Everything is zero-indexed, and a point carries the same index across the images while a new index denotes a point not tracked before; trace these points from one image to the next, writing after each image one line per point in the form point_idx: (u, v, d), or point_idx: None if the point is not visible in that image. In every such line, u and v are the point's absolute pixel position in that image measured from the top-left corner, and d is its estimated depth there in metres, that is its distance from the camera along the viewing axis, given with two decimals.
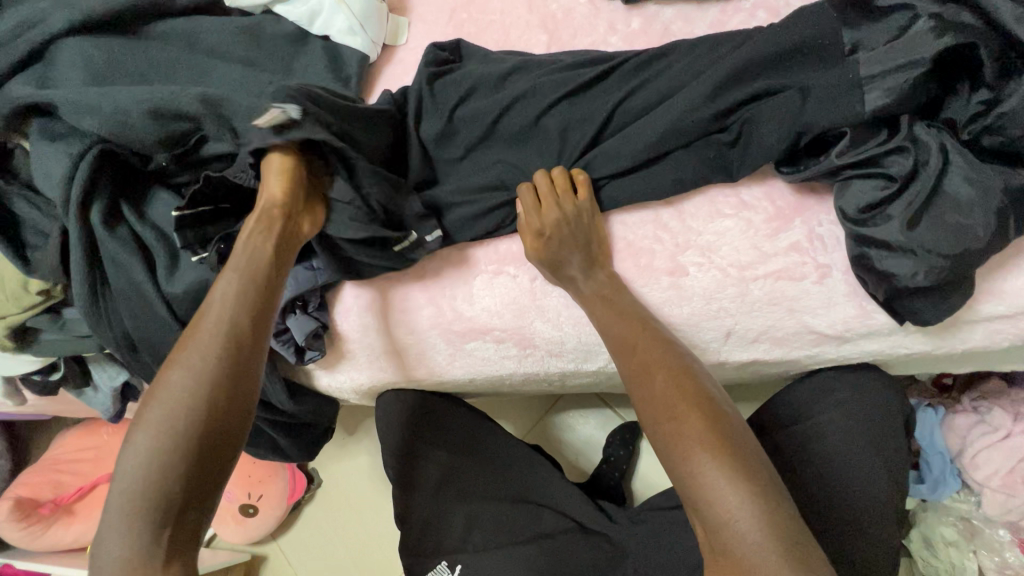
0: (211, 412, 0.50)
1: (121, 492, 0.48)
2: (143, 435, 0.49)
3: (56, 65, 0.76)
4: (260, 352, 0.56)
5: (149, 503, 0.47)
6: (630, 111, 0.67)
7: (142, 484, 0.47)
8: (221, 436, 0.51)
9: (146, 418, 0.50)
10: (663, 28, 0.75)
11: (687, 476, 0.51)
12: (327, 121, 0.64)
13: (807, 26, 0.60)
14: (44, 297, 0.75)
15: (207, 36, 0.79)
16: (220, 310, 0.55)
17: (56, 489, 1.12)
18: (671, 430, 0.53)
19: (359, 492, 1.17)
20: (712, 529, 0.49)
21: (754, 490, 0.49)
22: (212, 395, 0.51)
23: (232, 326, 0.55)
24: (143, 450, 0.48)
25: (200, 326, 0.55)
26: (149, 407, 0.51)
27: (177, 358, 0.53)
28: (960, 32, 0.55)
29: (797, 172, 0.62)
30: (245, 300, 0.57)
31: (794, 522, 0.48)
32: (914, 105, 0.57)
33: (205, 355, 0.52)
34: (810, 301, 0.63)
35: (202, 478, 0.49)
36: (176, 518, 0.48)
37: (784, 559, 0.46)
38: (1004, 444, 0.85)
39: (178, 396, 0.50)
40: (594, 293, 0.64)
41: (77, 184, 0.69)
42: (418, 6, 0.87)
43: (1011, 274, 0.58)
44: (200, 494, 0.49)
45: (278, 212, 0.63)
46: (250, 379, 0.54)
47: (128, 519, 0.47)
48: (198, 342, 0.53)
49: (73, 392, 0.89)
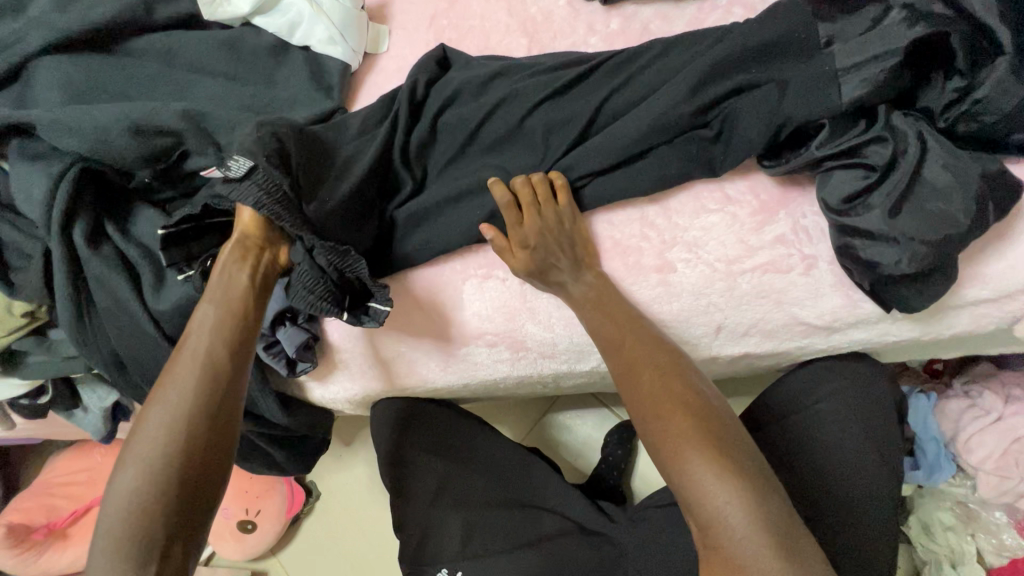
0: (194, 444, 0.53)
1: (108, 526, 0.50)
2: (129, 473, 0.52)
3: (34, 85, 0.76)
4: (243, 379, 0.59)
5: (136, 537, 0.49)
6: (612, 110, 0.67)
7: (126, 520, 0.50)
8: (204, 467, 0.53)
9: (130, 453, 0.53)
10: (641, 27, 0.76)
11: (677, 474, 0.52)
12: (283, 180, 0.62)
13: (784, 21, 0.60)
14: (28, 319, 0.75)
15: (186, 50, 0.78)
16: (197, 342, 0.58)
17: (49, 514, 1.10)
18: (659, 429, 0.54)
19: (357, 502, 1.16)
20: (703, 526, 0.50)
21: (742, 485, 0.49)
22: (194, 426, 0.54)
23: (208, 357, 0.57)
24: (128, 485, 0.51)
25: (178, 360, 0.57)
26: (132, 444, 0.53)
27: (157, 394, 0.55)
28: (931, 22, 0.56)
29: (779, 164, 0.62)
30: (223, 329, 0.59)
31: (781, 516, 0.48)
32: (890, 95, 0.58)
33: (183, 389, 0.55)
34: (797, 293, 0.63)
35: (187, 510, 0.52)
36: (162, 551, 0.50)
37: (772, 550, 0.47)
38: (996, 426, 0.86)
39: (159, 431, 0.53)
40: (583, 294, 0.64)
41: (59, 204, 0.69)
42: (398, 14, 0.87)
43: (994, 258, 0.59)
44: (187, 526, 0.52)
45: (251, 244, 0.64)
46: (231, 408, 0.57)
47: (117, 555, 0.49)
48: (177, 376, 0.56)
49: (62, 414, 0.88)
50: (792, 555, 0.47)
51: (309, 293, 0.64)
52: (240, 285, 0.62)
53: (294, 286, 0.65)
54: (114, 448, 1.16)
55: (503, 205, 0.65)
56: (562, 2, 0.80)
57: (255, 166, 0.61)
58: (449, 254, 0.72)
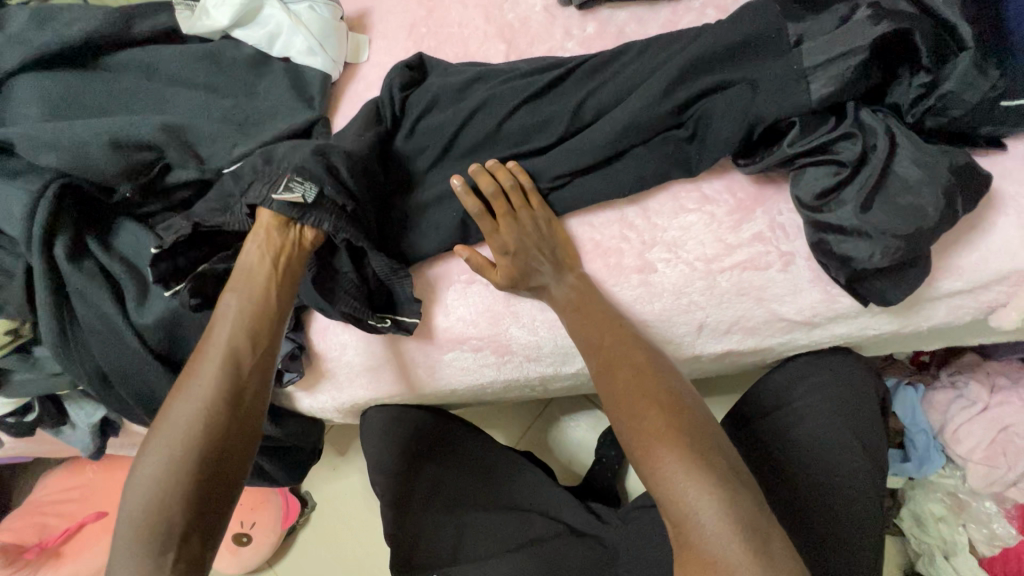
0: (214, 436, 0.54)
1: (127, 516, 0.51)
2: (151, 461, 0.52)
3: (11, 102, 0.76)
4: (263, 374, 0.59)
5: (153, 525, 0.50)
6: (589, 112, 0.68)
7: (144, 509, 0.50)
8: (224, 459, 0.54)
9: (152, 444, 0.54)
10: (617, 30, 0.76)
11: (651, 473, 0.52)
12: (345, 203, 0.64)
13: (754, 20, 0.61)
14: (11, 336, 0.73)
15: (165, 64, 0.79)
16: (221, 333, 0.59)
17: (42, 532, 1.09)
18: (634, 428, 0.55)
19: (352, 511, 1.15)
20: (676, 525, 0.50)
21: (712, 482, 0.50)
22: (215, 418, 0.54)
23: (232, 348, 0.58)
24: (148, 475, 0.52)
25: (204, 351, 0.58)
26: (155, 433, 0.54)
27: (181, 385, 0.56)
28: (894, 19, 0.56)
29: (754, 163, 0.63)
30: (245, 322, 0.60)
31: (753, 513, 0.48)
32: (858, 92, 0.59)
33: (205, 380, 0.56)
34: (777, 289, 0.64)
35: (205, 500, 0.52)
36: (179, 541, 0.50)
37: (741, 546, 0.47)
38: (982, 416, 0.86)
39: (182, 420, 0.54)
40: (564, 297, 0.64)
41: (40, 220, 0.69)
42: (377, 23, 0.87)
43: (967, 249, 0.60)
44: (204, 515, 0.52)
45: (277, 228, 0.64)
46: (252, 402, 0.57)
47: (136, 542, 0.50)
48: (201, 368, 0.57)
49: (51, 431, 0.87)
50: (760, 554, 0.46)
51: (354, 298, 0.68)
52: (263, 276, 0.62)
53: (332, 290, 0.68)
54: (107, 463, 1.15)
55: (475, 215, 0.65)
56: (539, 8, 0.80)
57: (324, 190, 0.63)
58: (431, 261, 0.72)
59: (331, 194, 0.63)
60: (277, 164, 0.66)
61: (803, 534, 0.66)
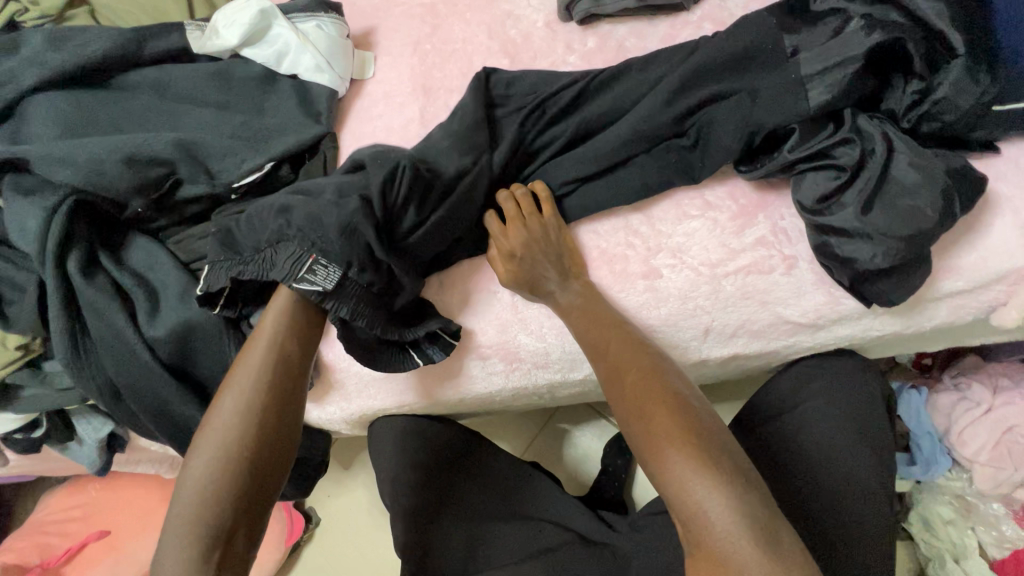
0: (254, 435, 0.55)
1: (176, 514, 0.51)
2: (200, 459, 0.53)
3: (27, 120, 0.77)
4: (304, 378, 0.61)
5: (201, 523, 0.50)
6: (594, 124, 0.70)
7: (192, 508, 0.51)
8: (261, 460, 0.54)
9: (200, 444, 0.54)
10: (617, 44, 0.79)
11: (657, 471, 0.53)
12: (369, 282, 0.62)
13: (751, 34, 0.64)
14: (22, 352, 0.75)
15: (176, 83, 0.80)
16: (270, 337, 0.60)
17: (43, 553, 1.06)
18: (643, 426, 0.55)
19: (358, 525, 1.15)
20: (684, 522, 0.51)
21: (719, 479, 0.50)
22: (263, 418, 0.56)
23: (281, 353, 0.60)
24: (197, 475, 0.52)
25: (252, 353, 0.59)
26: (207, 430, 0.55)
27: (231, 386, 0.57)
28: (888, 29, 0.59)
29: (756, 169, 0.65)
30: (294, 331, 0.62)
31: (760, 506, 0.49)
32: (854, 99, 0.61)
33: (255, 381, 0.57)
34: (781, 293, 0.65)
35: (250, 502, 0.53)
36: (225, 542, 0.50)
37: (750, 540, 0.47)
38: (987, 417, 0.87)
39: (231, 420, 0.55)
40: (571, 303, 0.65)
41: (53, 237, 0.70)
42: (382, 41, 0.90)
43: (966, 251, 0.61)
44: (249, 516, 0.53)
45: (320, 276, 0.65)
46: (294, 406, 0.59)
47: (184, 542, 0.50)
48: (244, 368, 0.58)
49: (57, 447, 0.86)
50: (771, 548, 0.47)
51: (387, 353, 0.68)
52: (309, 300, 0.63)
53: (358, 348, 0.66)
54: (111, 480, 1.15)
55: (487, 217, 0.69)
56: (540, 24, 0.83)
57: (348, 273, 0.61)
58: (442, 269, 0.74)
59: (355, 276, 0.61)
60: (295, 235, 0.61)
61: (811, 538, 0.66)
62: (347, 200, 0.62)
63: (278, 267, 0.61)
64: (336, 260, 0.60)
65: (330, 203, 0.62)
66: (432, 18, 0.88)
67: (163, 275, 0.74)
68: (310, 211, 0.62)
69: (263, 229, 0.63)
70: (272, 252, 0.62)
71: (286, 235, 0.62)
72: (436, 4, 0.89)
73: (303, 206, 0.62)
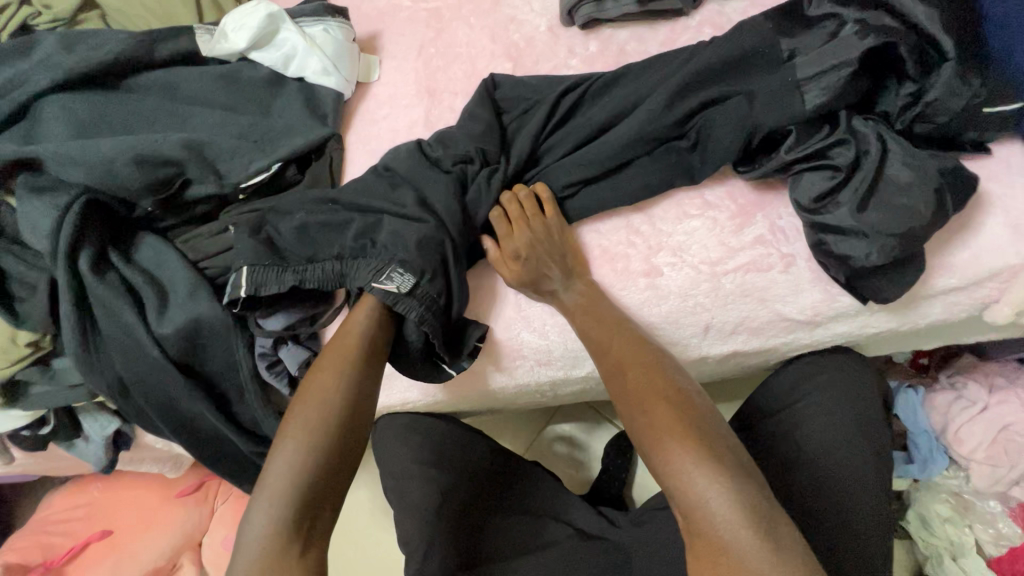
0: (348, 417, 0.58)
1: (270, 480, 0.54)
2: (294, 431, 0.56)
3: (40, 122, 0.79)
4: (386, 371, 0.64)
5: (295, 492, 0.53)
6: (596, 126, 0.71)
7: (286, 476, 0.54)
8: (346, 453, 0.57)
9: (295, 417, 0.57)
10: (618, 48, 0.81)
11: (659, 464, 0.54)
12: (435, 293, 0.65)
13: (749, 39, 0.66)
14: (32, 349, 0.76)
15: (185, 84, 0.82)
16: (361, 329, 0.63)
17: (46, 552, 1.07)
18: (646, 421, 0.56)
19: (360, 525, 1.15)
20: (686, 514, 0.52)
21: (719, 471, 0.51)
22: (354, 403, 0.59)
23: (371, 343, 0.63)
24: (292, 446, 0.55)
25: (345, 340, 0.62)
26: (300, 405, 0.58)
27: (325, 367, 0.61)
28: (881, 33, 0.61)
29: (754, 170, 0.67)
30: (382, 326, 0.64)
31: (760, 498, 0.50)
32: (848, 102, 0.63)
33: (348, 365, 0.60)
34: (779, 290, 0.66)
35: (336, 480, 0.56)
36: (313, 514, 0.53)
37: (750, 530, 0.48)
38: (983, 416, 0.88)
39: (326, 399, 0.58)
40: (575, 302, 0.67)
41: (65, 236, 0.71)
42: (388, 45, 0.91)
43: (959, 249, 0.63)
44: (334, 492, 0.55)
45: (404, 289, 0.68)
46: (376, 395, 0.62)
47: (278, 508, 0.52)
48: (338, 350, 0.62)
49: (64, 444, 0.88)
50: (770, 537, 0.48)
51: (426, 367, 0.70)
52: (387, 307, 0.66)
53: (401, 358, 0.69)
54: (115, 480, 1.15)
55: (494, 219, 0.70)
56: (543, 29, 0.85)
57: (421, 282, 0.64)
58: None
59: (427, 285, 0.64)
60: (377, 250, 0.66)
61: (811, 533, 0.67)
62: (427, 217, 0.67)
63: (362, 277, 0.65)
64: (412, 268, 0.64)
65: (415, 221, 0.67)
66: (436, 23, 0.90)
67: (171, 273, 0.74)
68: (394, 227, 0.67)
69: (340, 241, 0.67)
70: (354, 261, 0.67)
71: (371, 250, 0.66)
72: (440, 9, 0.91)
73: (392, 221, 0.67)
